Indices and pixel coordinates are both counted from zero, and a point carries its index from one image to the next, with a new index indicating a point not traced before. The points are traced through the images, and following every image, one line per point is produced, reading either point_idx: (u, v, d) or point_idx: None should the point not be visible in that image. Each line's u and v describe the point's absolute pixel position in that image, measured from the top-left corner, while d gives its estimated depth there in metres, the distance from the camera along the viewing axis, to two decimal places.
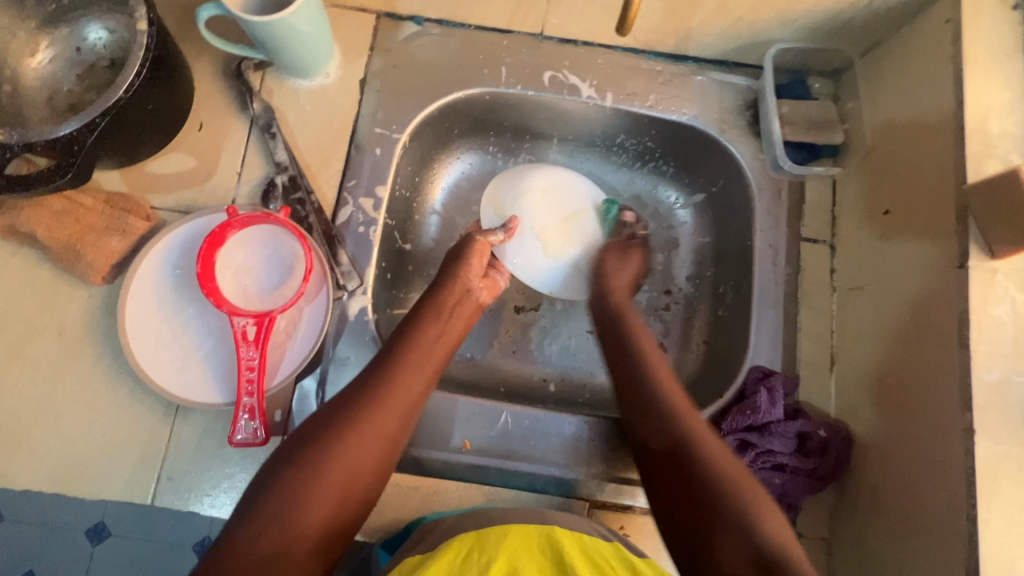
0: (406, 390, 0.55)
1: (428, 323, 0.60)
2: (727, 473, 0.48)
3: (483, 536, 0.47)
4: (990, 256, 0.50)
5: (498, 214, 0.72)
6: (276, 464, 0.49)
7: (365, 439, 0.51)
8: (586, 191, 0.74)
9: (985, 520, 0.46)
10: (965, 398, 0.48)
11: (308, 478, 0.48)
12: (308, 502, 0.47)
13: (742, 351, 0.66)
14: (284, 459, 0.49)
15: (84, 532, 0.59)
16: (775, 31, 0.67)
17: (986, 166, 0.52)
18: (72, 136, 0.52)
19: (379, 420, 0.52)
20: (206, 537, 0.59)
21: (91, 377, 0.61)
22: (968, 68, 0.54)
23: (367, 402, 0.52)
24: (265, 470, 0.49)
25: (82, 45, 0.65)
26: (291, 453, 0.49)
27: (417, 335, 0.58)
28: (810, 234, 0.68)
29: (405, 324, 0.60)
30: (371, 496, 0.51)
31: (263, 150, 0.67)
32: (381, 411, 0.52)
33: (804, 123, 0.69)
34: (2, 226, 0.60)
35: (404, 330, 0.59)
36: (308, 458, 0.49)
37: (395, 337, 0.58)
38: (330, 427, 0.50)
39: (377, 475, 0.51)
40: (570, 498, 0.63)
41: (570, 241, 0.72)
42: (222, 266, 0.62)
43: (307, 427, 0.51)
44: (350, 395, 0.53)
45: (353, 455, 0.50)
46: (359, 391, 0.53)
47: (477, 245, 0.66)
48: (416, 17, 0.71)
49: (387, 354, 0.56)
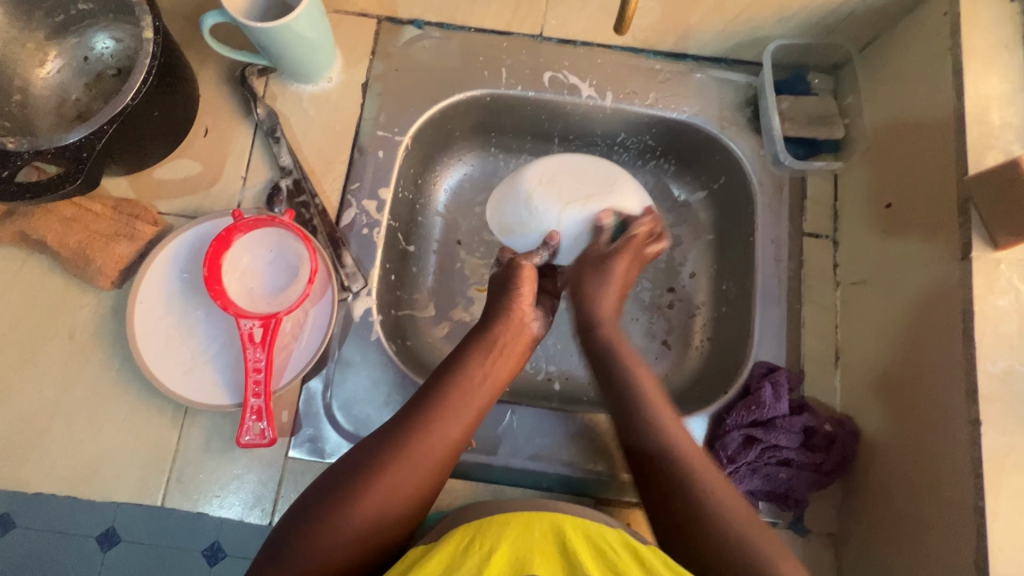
0: (455, 418, 0.55)
1: (479, 354, 0.59)
2: (736, 537, 0.48)
3: (485, 524, 0.47)
4: (993, 247, 0.50)
5: (525, 231, 0.66)
6: (321, 489, 0.51)
7: (411, 467, 0.52)
8: (565, 160, 0.68)
9: (993, 512, 0.45)
10: (970, 389, 0.48)
11: (349, 503, 0.49)
12: (347, 525, 0.49)
13: (748, 345, 0.66)
14: (329, 484, 0.51)
15: (95, 536, 0.59)
16: (773, 27, 0.67)
17: (987, 157, 0.52)
18: (80, 144, 0.53)
19: (425, 449, 0.53)
20: (215, 543, 0.60)
21: (101, 380, 0.62)
22: (966, 60, 0.54)
23: (414, 432, 0.53)
24: (310, 494, 0.51)
25: (90, 54, 0.66)
26: (333, 482, 0.51)
27: (469, 367, 0.58)
28: (812, 229, 0.68)
29: (455, 355, 0.60)
30: (412, 522, 0.52)
31: (268, 155, 0.68)
32: (417, 451, 0.53)
33: (804, 119, 0.69)
34: (13, 233, 0.61)
35: (456, 362, 0.59)
36: (351, 484, 0.50)
37: (445, 367, 0.59)
38: (374, 455, 0.52)
39: (420, 501, 0.52)
40: (577, 495, 0.62)
41: (602, 203, 0.65)
42: (229, 269, 0.62)
43: (356, 454, 0.53)
44: (398, 425, 0.54)
45: (385, 495, 0.50)
46: (406, 424, 0.54)
47: (524, 271, 0.63)
48: (417, 21, 0.72)
49: (438, 384, 0.57)
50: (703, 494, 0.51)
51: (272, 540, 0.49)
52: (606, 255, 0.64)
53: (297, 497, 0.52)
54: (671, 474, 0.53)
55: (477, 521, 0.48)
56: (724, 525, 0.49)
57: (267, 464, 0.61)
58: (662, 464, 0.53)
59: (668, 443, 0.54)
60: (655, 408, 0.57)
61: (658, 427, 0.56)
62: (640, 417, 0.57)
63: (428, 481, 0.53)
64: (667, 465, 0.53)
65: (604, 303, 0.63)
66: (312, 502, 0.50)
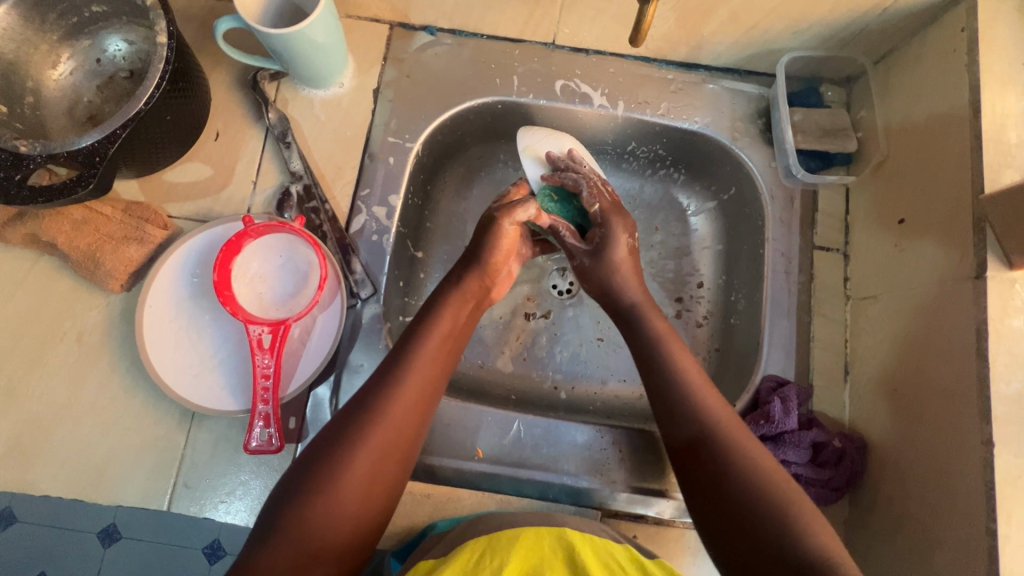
0: (425, 385, 0.54)
1: (446, 320, 0.58)
2: (764, 493, 0.47)
3: (493, 539, 0.48)
4: (1009, 267, 0.49)
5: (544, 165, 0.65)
6: (303, 469, 0.49)
7: (391, 439, 0.51)
8: None
9: (1005, 534, 0.45)
10: (984, 410, 0.48)
11: (336, 473, 0.48)
12: (337, 503, 0.47)
13: (755, 357, 0.66)
14: (310, 460, 0.49)
15: (96, 534, 0.59)
16: (787, 39, 0.67)
17: (1003, 176, 0.51)
18: (94, 147, 0.53)
19: (398, 412, 0.52)
20: (216, 540, 0.60)
21: (109, 384, 0.62)
22: (984, 78, 0.54)
23: (387, 403, 0.51)
24: (290, 477, 0.49)
25: (102, 56, 0.67)
26: (315, 454, 0.49)
27: (434, 330, 0.57)
28: (823, 242, 0.68)
29: (417, 322, 0.58)
30: (396, 490, 0.51)
31: (278, 159, 0.68)
32: (395, 413, 0.51)
33: (817, 131, 0.68)
34: (24, 235, 0.61)
35: (420, 327, 0.57)
36: (334, 452, 0.49)
37: (409, 333, 0.57)
38: (354, 428, 0.50)
39: (399, 471, 0.51)
40: (584, 506, 0.62)
41: None
42: (238, 274, 0.62)
43: (331, 427, 0.51)
44: (370, 394, 0.52)
45: (370, 461, 0.49)
46: (378, 386, 0.52)
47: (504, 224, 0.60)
48: (429, 27, 0.72)
49: (405, 351, 0.55)
50: (776, 495, 0.47)
51: (263, 522, 0.47)
52: (596, 253, 0.61)
53: (280, 478, 0.50)
54: (710, 434, 0.51)
55: (485, 537, 0.48)
56: (764, 485, 0.47)
57: (274, 470, 0.61)
58: (714, 456, 0.50)
59: (685, 386, 0.54)
60: (705, 400, 0.53)
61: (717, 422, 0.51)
62: (689, 408, 0.53)
63: (405, 450, 0.52)
64: (719, 458, 0.49)
65: (628, 291, 0.61)
66: (296, 483, 0.48)
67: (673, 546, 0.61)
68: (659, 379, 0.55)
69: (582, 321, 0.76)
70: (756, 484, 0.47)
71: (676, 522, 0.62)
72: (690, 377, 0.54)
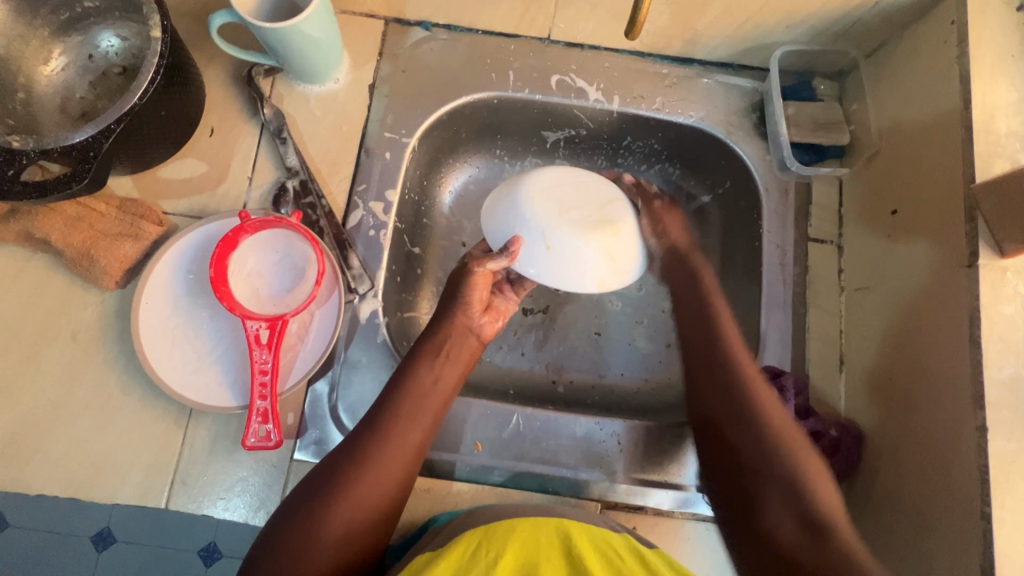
0: (410, 432, 0.55)
1: (430, 367, 0.59)
2: (788, 446, 0.55)
3: (493, 529, 0.48)
4: (999, 254, 0.50)
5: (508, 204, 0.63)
6: (288, 511, 0.50)
7: (370, 482, 0.52)
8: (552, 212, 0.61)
9: (999, 517, 0.46)
10: (977, 395, 0.48)
11: (320, 518, 0.50)
12: (320, 545, 0.49)
13: (753, 349, 0.66)
14: (295, 504, 0.51)
15: (90, 537, 0.59)
16: (780, 34, 0.67)
17: (993, 165, 0.52)
18: (88, 142, 0.53)
19: (386, 461, 0.53)
20: (211, 543, 0.59)
21: (105, 381, 0.61)
22: (974, 70, 0.55)
23: (371, 449, 0.53)
24: (278, 515, 0.51)
25: (95, 52, 0.66)
26: (299, 498, 0.51)
27: (420, 376, 0.58)
28: (817, 234, 0.69)
29: (406, 367, 0.59)
30: (381, 530, 0.52)
31: (273, 155, 0.68)
32: (380, 461, 0.53)
33: (811, 125, 0.69)
34: (17, 232, 0.61)
35: (402, 379, 0.58)
36: (317, 500, 0.51)
37: (394, 380, 0.58)
38: (338, 476, 0.52)
39: (385, 513, 0.53)
40: (583, 498, 0.62)
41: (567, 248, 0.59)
42: (234, 269, 0.62)
43: (311, 478, 0.53)
44: (355, 442, 0.54)
45: (352, 507, 0.51)
46: (364, 436, 0.54)
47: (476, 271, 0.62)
48: (424, 23, 0.72)
49: (390, 398, 0.56)
50: (788, 447, 0.55)
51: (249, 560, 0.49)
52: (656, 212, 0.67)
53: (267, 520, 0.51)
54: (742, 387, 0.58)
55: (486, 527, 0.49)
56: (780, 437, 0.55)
57: (273, 466, 0.61)
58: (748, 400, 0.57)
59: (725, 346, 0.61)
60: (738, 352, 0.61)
61: (767, 428, 0.56)
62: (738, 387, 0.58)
63: (390, 493, 0.53)
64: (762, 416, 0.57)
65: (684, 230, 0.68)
66: (283, 523, 0.50)
67: (672, 536, 0.61)
68: (714, 357, 0.61)
69: (579, 315, 0.77)
70: (777, 431, 0.56)
71: (675, 512, 0.62)
72: (743, 360, 0.60)
